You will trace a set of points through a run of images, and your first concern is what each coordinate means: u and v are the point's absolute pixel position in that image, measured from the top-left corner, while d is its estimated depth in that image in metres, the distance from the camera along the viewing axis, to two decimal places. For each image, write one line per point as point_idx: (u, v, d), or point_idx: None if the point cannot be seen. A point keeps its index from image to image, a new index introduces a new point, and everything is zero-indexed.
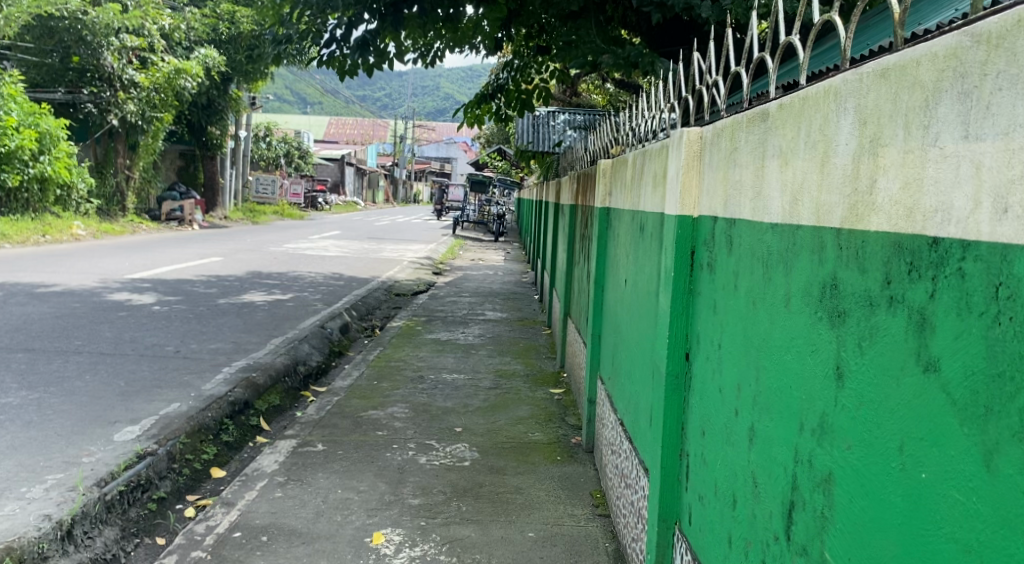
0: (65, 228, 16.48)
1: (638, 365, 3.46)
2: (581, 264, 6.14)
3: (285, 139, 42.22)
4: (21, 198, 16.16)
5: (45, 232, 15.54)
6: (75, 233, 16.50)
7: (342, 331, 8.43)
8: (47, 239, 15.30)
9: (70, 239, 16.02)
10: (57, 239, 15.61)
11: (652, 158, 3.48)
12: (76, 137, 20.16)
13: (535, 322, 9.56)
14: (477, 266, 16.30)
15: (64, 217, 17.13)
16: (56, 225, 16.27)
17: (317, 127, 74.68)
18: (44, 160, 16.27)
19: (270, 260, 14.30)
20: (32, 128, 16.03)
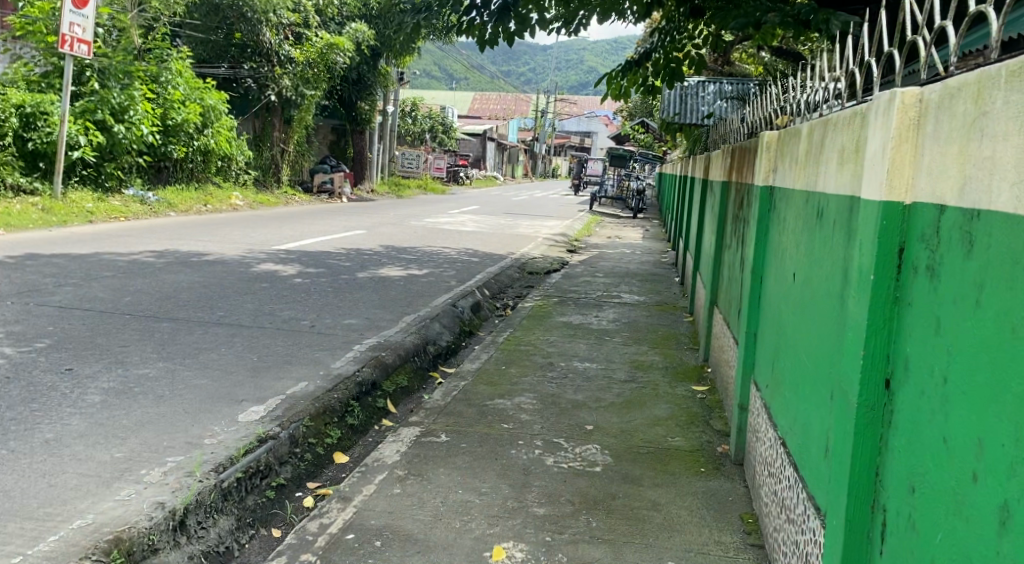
0: (225, 198, 16.90)
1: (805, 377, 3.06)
2: (732, 250, 5.64)
3: (430, 113, 42.60)
4: (186, 168, 16.54)
5: (205, 202, 15.99)
6: (234, 203, 16.90)
7: (475, 310, 8.19)
8: (207, 208, 15.72)
9: (228, 208, 16.43)
10: (217, 208, 16.02)
11: (833, 135, 3.03)
12: (236, 111, 20.76)
13: (676, 307, 9.09)
14: (615, 244, 15.82)
15: (223, 187, 17.60)
16: (217, 196, 16.73)
17: (461, 101, 75.31)
18: (207, 133, 16.51)
19: (410, 234, 14.25)
20: (196, 102, 16.17)
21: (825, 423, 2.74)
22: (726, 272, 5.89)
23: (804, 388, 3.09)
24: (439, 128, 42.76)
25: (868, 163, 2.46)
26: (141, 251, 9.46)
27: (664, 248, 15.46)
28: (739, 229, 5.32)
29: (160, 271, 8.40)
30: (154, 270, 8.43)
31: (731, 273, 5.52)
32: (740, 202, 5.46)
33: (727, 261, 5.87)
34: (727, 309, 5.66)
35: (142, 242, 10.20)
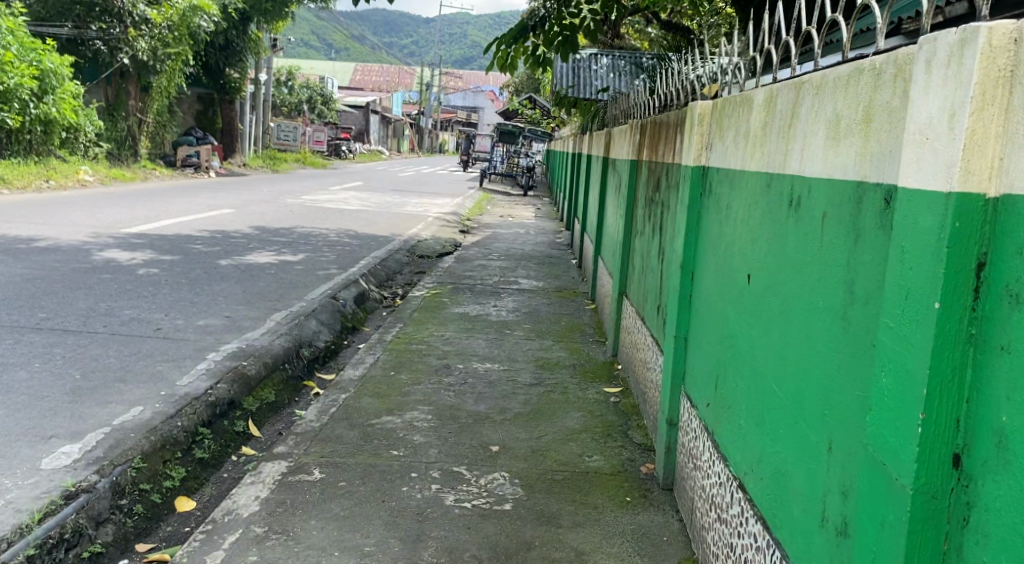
0: (71, 173, 15.33)
1: (776, 416, 2.36)
2: (647, 233, 4.94)
3: (308, 85, 40.85)
4: (24, 139, 14.92)
5: (49, 177, 14.44)
6: (81, 179, 15.36)
7: (357, 302, 7.30)
8: (51, 185, 14.19)
9: (76, 185, 14.91)
10: (63, 185, 14.51)
11: (809, 96, 2.29)
12: (85, 78, 18.97)
13: (576, 293, 8.40)
14: (505, 223, 15.09)
15: (71, 161, 15.98)
16: (61, 170, 15.12)
17: (341, 73, 73.03)
18: (47, 100, 15.05)
19: (285, 214, 13.16)
20: (34, 65, 14.63)
21: (826, 491, 2.02)
22: (639, 258, 5.19)
23: (771, 428, 2.39)
24: (318, 100, 41.05)
25: (913, 140, 1.74)
26: None
27: (558, 227, 14.83)
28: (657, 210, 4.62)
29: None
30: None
31: (648, 261, 4.82)
32: (657, 178, 4.75)
33: (640, 246, 5.18)
34: (641, 301, 4.97)
35: None
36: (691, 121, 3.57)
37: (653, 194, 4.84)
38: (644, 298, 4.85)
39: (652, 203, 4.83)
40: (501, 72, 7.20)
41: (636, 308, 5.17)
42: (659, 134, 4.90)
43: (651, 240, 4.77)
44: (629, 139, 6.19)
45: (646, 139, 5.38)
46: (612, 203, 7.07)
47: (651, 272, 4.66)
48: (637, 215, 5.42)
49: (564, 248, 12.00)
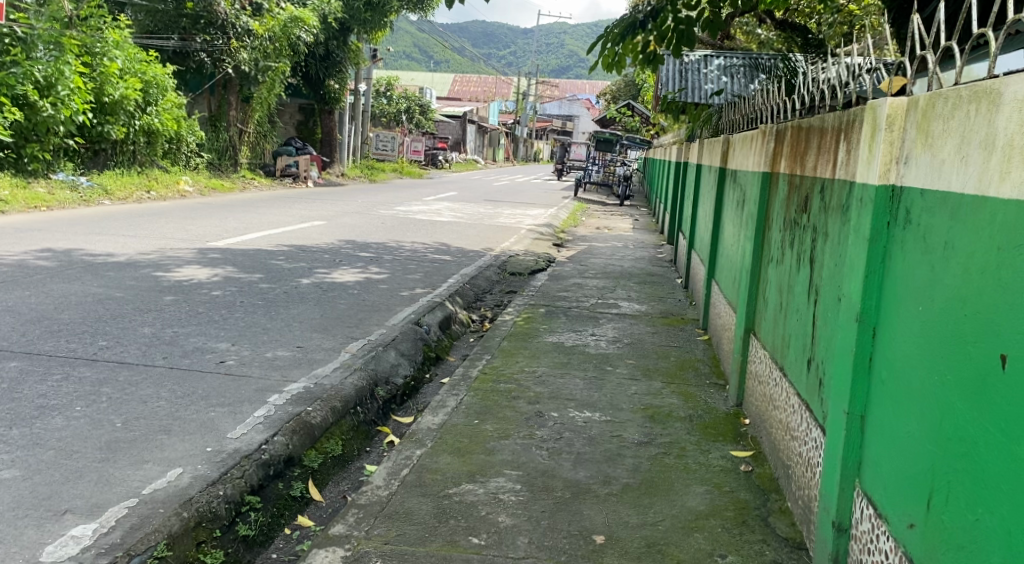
0: (172, 183, 15.17)
1: None
2: (789, 264, 4.11)
3: (406, 94, 40.79)
4: (128, 150, 14.80)
5: (149, 187, 14.28)
6: (181, 189, 15.18)
7: (443, 327, 6.60)
8: (151, 195, 14.01)
9: (175, 195, 14.72)
10: (162, 195, 14.32)
11: None
12: (189, 89, 18.94)
13: (685, 319, 7.52)
14: (602, 236, 14.23)
15: (172, 171, 15.86)
16: (162, 180, 14.99)
17: (441, 82, 73.29)
18: (150, 111, 14.88)
19: (376, 226, 12.62)
20: (138, 76, 14.50)
21: None
22: (776, 292, 4.37)
23: None
24: (415, 109, 40.93)
25: None
26: (42, 253, 7.78)
27: (659, 241, 13.91)
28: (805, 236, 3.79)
29: (57, 279, 6.75)
30: (48, 278, 6.79)
31: (792, 299, 4.00)
32: (804, 198, 3.92)
33: (778, 278, 4.35)
34: (780, 346, 4.15)
35: (49, 240, 8.51)
36: (869, 126, 2.77)
37: (797, 217, 4.01)
38: (785, 346, 4.04)
39: (796, 227, 4.00)
40: (608, 70, 6.47)
41: (773, 354, 4.33)
42: (804, 141, 4.05)
43: (796, 273, 3.96)
44: (758, 147, 5.33)
45: (784, 145, 4.53)
46: (730, 221, 6.22)
47: (798, 313, 3.84)
48: (771, 241, 4.59)
49: (668, 265, 11.10)
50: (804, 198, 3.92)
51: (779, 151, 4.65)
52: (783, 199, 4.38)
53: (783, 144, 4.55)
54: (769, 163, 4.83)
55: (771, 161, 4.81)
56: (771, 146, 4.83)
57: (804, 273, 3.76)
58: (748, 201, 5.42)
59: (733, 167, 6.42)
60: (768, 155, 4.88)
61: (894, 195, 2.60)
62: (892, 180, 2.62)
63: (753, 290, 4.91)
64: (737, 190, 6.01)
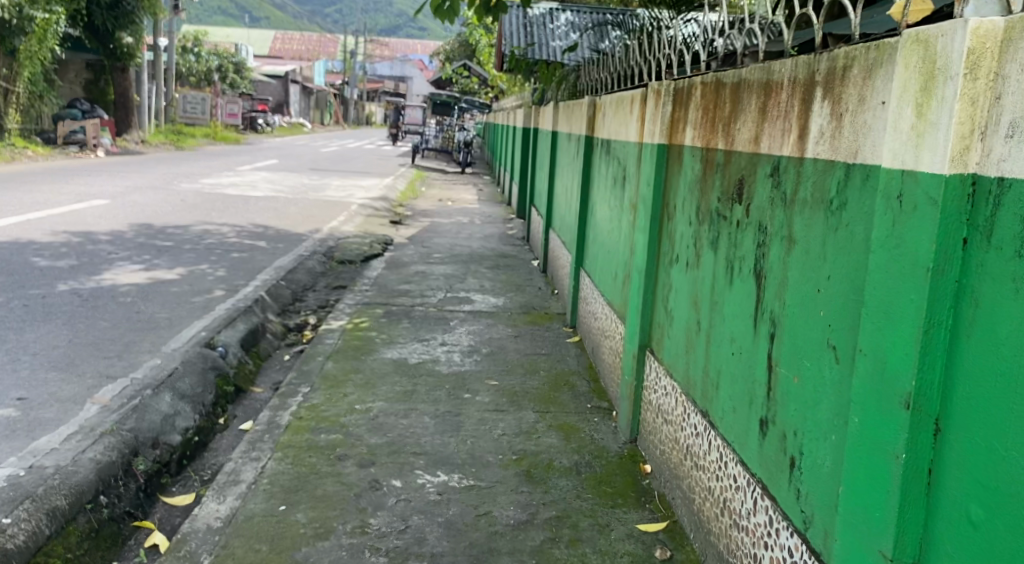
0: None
1: None
2: (707, 272, 3.02)
3: (219, 51, 37.81)
4: None
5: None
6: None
7: (245, 345, 5.17)
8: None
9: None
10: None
11: None
12: None
13: (550, 315, 6.36)
14: (442, 209, 12.97)
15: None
16: None
17: (261, 42, 69.35)
18: None
19: (176, 206, 10.84)
20: None
21: None
22: (683, 308, 3.28)
23: None
24: (230, 69, 37.94)
25: None
26: None
27: (505, 214, 12.76)
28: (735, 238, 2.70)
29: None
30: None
31: (713, 318, 2.91)
32: (731, 182, 2.81)
33: (687, 288, 3.25)
34: (695, 383, 3.07)
35: None
36: (918, 77, 1.69)
37: (720, 209, 2.92)
38: (702, 388, 2.97)
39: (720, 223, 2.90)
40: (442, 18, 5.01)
41: (681, 389, 3.24)
42: (724, 103, 2.93)
43: (717, 288, 2.87)
44: (636, 112, 4.20)
45: (687, 108, 3.40)
46: (604, 202, 5.09)
47: (724, 345, 2.76)
48: (674, 234, 3.48)
49: (519, 243, 9.95)
50: (730, 182, 2.81)
51: (677, 116, 3.52)
52: (692, 182, 3.27)
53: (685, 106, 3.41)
54: (658, 132, 3.71)
55: (660, 130, 3.69)
56: (661, 108, 3.69)
57: (736, 291, 2.68)
58: (629, 180, 4.31)
59: (602, 136, 5.26)
60: (654, 122, 3.76)
61: (989, 196, 1.55)
62: (976, 167, 1.58)
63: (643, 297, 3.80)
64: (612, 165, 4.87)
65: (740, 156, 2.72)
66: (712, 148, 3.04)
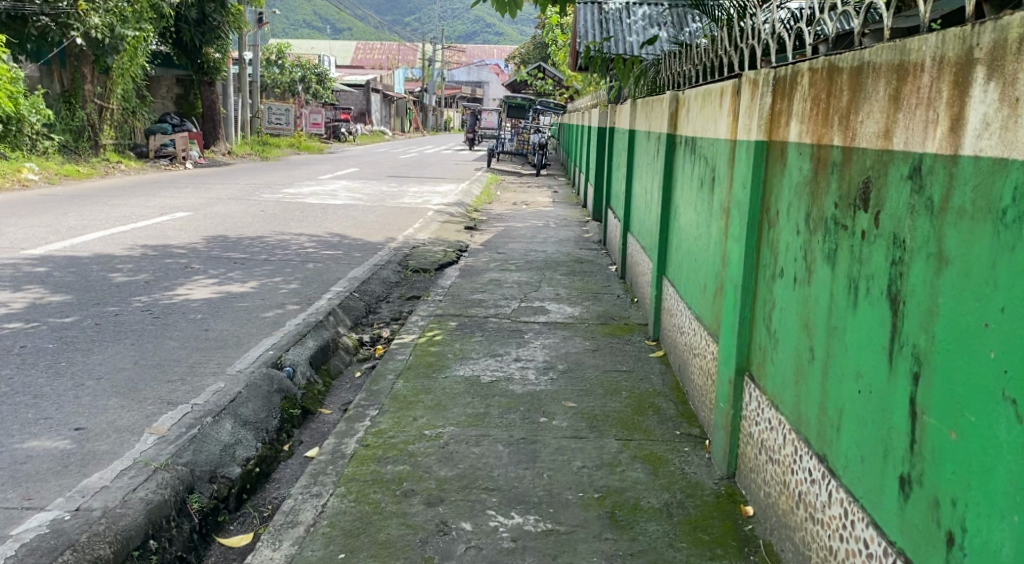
0: (12, 172, 12.96)
1: None
2: (821, 290, 2.63)
3: (301, 62, 38.37)
4: None
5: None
6: (24, 178, 13.00)
7: (313, 363, 4.90)
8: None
9: (16, 186, 12.52)
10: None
11: None
12: (36, 60, 16.74)
13: (631, 326, 5.95)
14: (520, 214, 12.65)
15: (14, 159, 13.66)
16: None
17: (343, 51, 70.41)
18: None
19: (253, 217, 10.76)
20: None
21: None
22: (788, 329, 2.90)
23: None
24: (312, 79, 38.42)
25: None
26: None
27: (584, 217, 12.37)
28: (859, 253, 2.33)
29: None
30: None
31: (833, 347, 2.52)
32: (853, 187, 2.43)
33: (792, 308, 2.87)
34: (808, 419, 2.69)
35: None
36: None
37: (838, 217, 2.53)
38: (819, 426, 2.60)
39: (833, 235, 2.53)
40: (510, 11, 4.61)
41: (788, 423, 2.86)
42: (840, 93, 2.53)
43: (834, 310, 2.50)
44: (727, 108, 3.81)
45: (787, 100, 3.00)
46: (688, 206, 4.70)
47: (847, 380, 2.39)
48: (777, 244, 3.08)
49: (598, 248, 9.54)
50: (848, 187, 2.43)
51: (775, 110, 3.13)
52: (796, 186, 2.88)
53: (785, 98, 3.02)
54: (751, 128, 3.32)
55: (753, 126, 3.30)
56: (754, 100, 3.30)
57: (862, 317, 2.31)
58: (719, 185, 3.92)
59: (686, 134, 4.85)
60: (748, 118, 3.37)
61: None
62: None
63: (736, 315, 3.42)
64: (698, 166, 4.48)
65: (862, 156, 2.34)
66: (822, 145, 2.65)
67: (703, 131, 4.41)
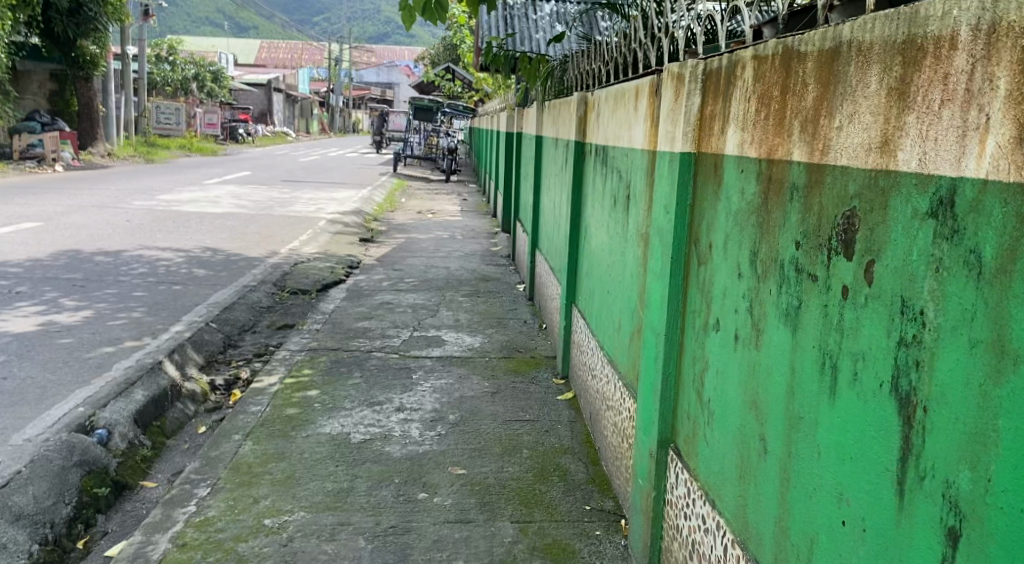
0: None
1: None
2: (773, 361, 1.85)
3: (195, 60, 36.70)
4: None
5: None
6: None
7: (140, 421, 3.97)
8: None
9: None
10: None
11: None
12: None
13: (536, 359, 5.12)
14: (419, 223, 11.79)
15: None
16: None
17: (244, 50, 68.26)
18: None
19: (118, 228, 9.71)
20: None
21: None
22: (722, 405, 2.15)
23: None
24: (207, 77, 36.77)
25: None
26: None
27: (491, 227, 11.58)
28: (831, 320, 1.59)
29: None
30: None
31: (794, 446, 1.74)
32: (821, 220, 1.66)
33: (729, 376, 2.10)
34: (757, 535, 1.94)
35: None
36: None
37: (798, 261, 1.76)
38: (775, 551, 1.84)
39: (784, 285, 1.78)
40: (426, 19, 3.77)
41: (728, 534, 2.10)
42: (799, 86, 1.77)
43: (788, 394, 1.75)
44: (643, 111, 3.06)
45: (718, 99, 2.26)
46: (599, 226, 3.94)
47: (816, 501, 1.64)
48: (708, 287, 2.31)
49: (504, 263, 8.76)
50: (810, 221, 1.69)
51: (704, 112, 2.38)
52: (730, 214, 2.14)
53: (718, 96, 2.27)
54: (671, 134, 2.56)
55: (674, 132, 2.54)
56: (675, 100, 2.54)
57: (837, 415, 1.56)
58: (634, 204, 3.16)
59: (597, 142, 4.08)
60: (667, 122, 2.62)
61: None
62: None
63: (652, 373, 2.66)
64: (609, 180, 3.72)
65: (835, 176, 1.60)
66: (766, 159, 1.91)
67: (615, 137, 3.65)
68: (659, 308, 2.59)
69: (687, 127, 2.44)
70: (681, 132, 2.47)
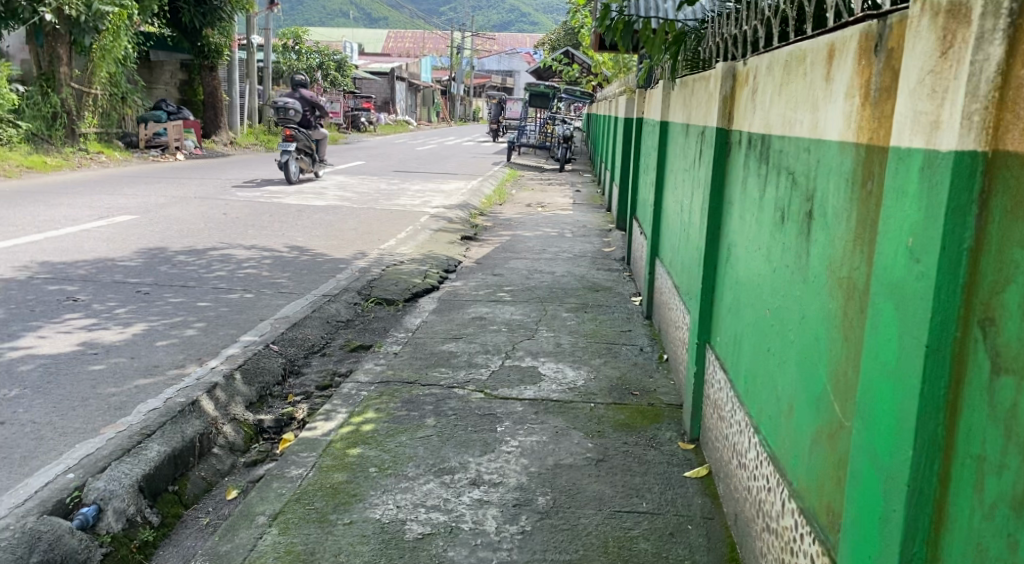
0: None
1: None
2: None
3: (320, 48, 36.76)
4: None
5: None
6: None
7: (147, 491, 3.09)
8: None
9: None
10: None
11: None
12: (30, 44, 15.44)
13: (654, 409, 3.98)
14: (529, 218, 10.79)
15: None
16: None
17: (370, 39, 68.86)
18: None
19: (211, 221, 9.12)
20: None
21: None
22: None
23: None
24: (331, 66, 36.78)
25: None
26: None
27: (607, 223, 10.45)
28: None
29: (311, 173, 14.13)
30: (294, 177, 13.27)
31: None
32: None
33: None
34: None
35: None
36: None
37: None
38: None
39: None
40: None
41: None
42: None
43: None
44: (838, 88, 2.00)
45: None
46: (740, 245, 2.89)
47: None
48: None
49: (620, 268, 7.66)
50: None
51: (1009, 77, 1.42)
52: None
53: None
54: (927, 116, 1.58)
55: (935, 114, 1.55)
56: (939, 53, 1.55)
57: None
58: (813, 229, 2.12)
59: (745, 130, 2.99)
60: (911, 97, 1.62)
61: None
62: None
63: (876, 512, 1.68)
64: (761, 186, 2.67)
65: None
66: None
67: (770, 120, 2.59)
68: (899, 403, 1.61)
69: (970, 101, 1.47)
70: (953, 113, 1.50)
